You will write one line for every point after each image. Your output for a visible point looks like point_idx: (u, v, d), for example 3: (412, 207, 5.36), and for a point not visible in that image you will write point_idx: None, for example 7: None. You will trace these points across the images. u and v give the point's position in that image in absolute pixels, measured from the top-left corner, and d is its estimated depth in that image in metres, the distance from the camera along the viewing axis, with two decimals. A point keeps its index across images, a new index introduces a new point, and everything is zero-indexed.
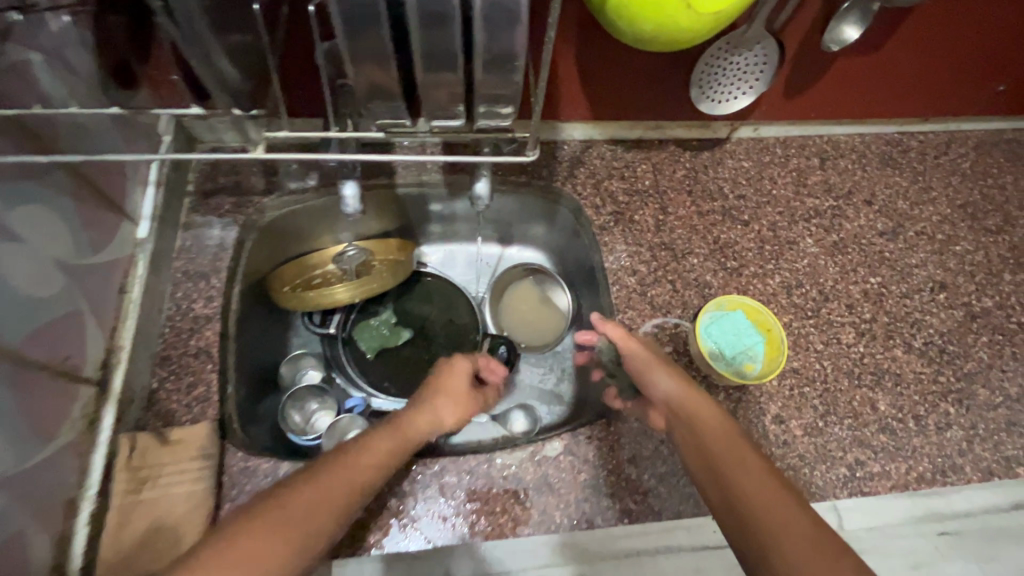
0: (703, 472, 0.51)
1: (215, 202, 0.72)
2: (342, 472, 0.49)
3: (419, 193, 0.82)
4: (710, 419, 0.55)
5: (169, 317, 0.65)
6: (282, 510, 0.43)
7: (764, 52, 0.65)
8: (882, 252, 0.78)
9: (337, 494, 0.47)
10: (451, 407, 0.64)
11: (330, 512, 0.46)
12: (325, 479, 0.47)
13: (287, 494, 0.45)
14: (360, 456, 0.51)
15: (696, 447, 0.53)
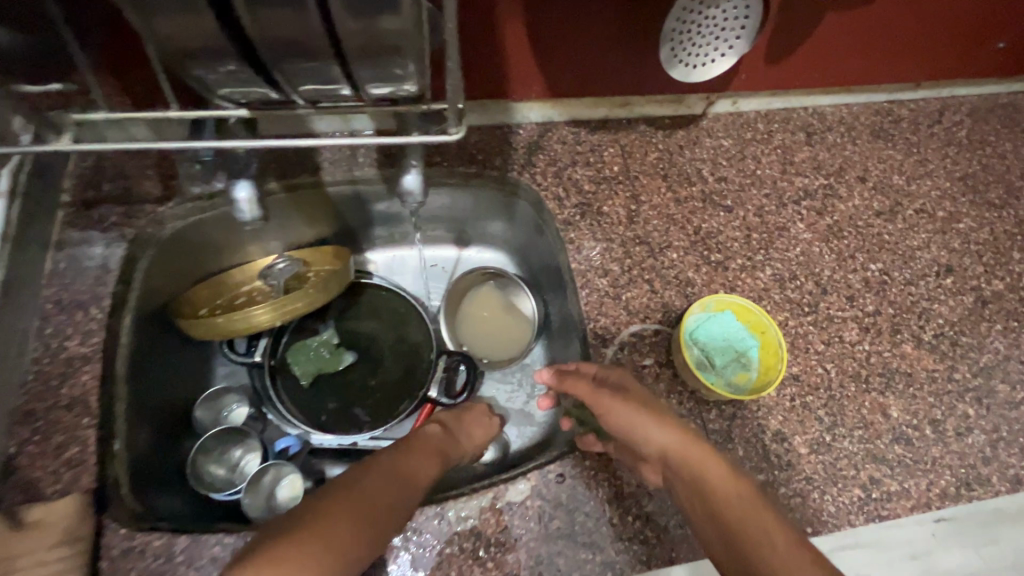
0: (727, 557, 0.39)
1: (98, 214, 0.59)
2: (388, 489, 0.42)
3: (354, 191, 0.70)
4: (722, 480, 0.43)
5: (35, 360, 0.53)
6: (336, 521, 0.36)
7: (745, 1, 0.54)
8: (881, 235, 0.70)
9: (384, 514, 0.40)
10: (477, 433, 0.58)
11: (377, 532, 0.38)
12: (378, 497, 0.40)
13: (336, 505, 0.38)
14: (406, 476, 0.44)
15: (711, 521, 0.41)
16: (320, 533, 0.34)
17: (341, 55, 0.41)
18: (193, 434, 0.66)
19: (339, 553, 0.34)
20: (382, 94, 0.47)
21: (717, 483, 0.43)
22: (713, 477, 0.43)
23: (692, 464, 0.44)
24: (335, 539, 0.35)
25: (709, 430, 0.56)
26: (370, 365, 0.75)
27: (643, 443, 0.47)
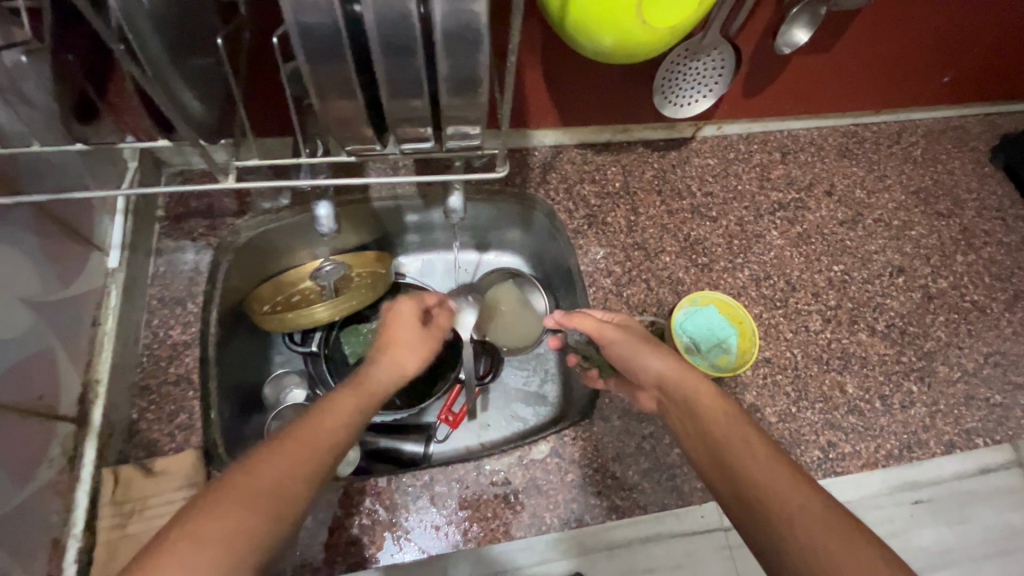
0: (705, 455, 0.51)
1: (188, 227, 0.71)
2: (296, 451, 0.43)
3: (395, 205, 0.82)
4: (708, 400, 0.54)
5: (146, 345, 0.64)
6: (229, 505, 0.38)
7: (721, 57, 0.67)
8: (844, 241, 0.82)
9: (292, 474, 0.42)
10: (416, 350, 0.60)
11: (290, 491, 0.41)
12: (279, 461, 0.42)
13: (225, 494, 0.38)
14: (320, 424, 0.46)
15: (694, 431, 0.53)
16: (209, 525, 0.36)
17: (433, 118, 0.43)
18: (260, 411, 0.77)
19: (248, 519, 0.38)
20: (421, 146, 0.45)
21: (703, 402, 0.54)
22: (700, 398, 0.55)
23: (683, 388, 0.56)
24: (220, 528, 0.36)
25: None
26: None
27: (643, 370, 0.59)
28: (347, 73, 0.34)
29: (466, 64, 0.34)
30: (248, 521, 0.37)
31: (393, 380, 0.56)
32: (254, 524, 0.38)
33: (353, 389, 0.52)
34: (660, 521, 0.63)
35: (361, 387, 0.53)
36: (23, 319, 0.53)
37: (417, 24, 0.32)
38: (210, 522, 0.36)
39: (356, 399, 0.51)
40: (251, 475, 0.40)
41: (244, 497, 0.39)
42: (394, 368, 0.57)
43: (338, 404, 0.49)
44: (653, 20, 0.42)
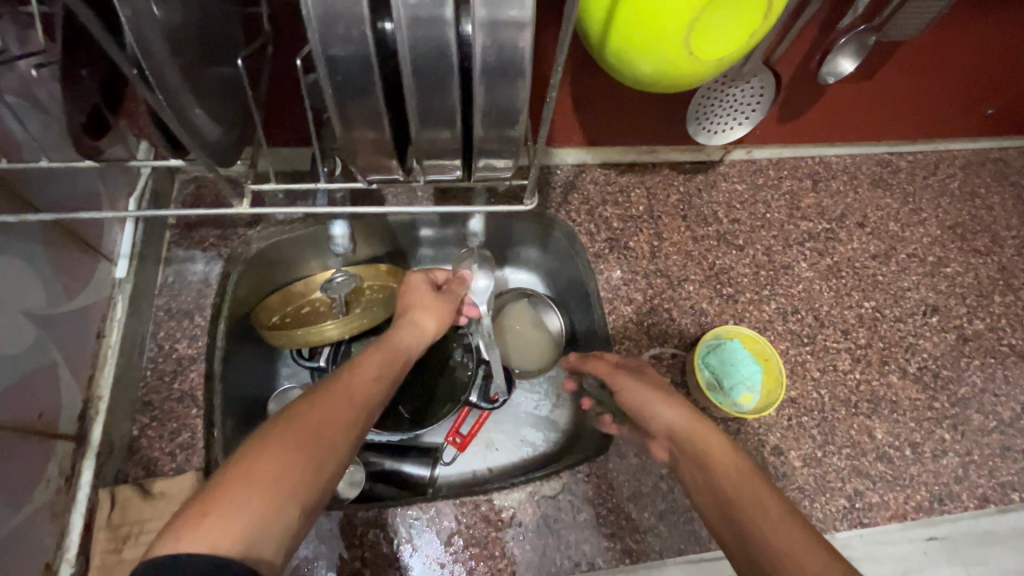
0: (718, 518, 0.47)
1: (199, 236, 0.69)
2: (336, 399, 0.45)
3: (411, 220, 0.80)
4: (720, 454, 0.51)
5: (151, 359, 0.62)
6: (278, 446, 0.39)
7: (760, 83, 0.64)
8: (876, 276, 0.78)
9: (334, 418, 0.43)
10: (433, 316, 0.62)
11: (333, 434, 0.42)
12: (320, 408, 0.43)
13: (279, 432, 0.40)
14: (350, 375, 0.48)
15: (706, 488, 0.49)
16: (264, 458, 0.38)
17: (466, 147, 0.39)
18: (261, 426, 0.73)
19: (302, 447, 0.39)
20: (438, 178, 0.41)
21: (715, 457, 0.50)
22: (711, 451, 0.51)
23: (695, 440, 0.53)
24: (280, 460, 0.38)
25: None
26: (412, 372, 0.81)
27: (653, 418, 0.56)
28: (375, 104, 0.32)
29: (504, 96, 0.31)
30: (297, 459, 0.39)
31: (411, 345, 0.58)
32: (305, 458, 0.39)
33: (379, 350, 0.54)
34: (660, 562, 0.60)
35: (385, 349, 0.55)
36: (27, 335, 0.52)
37: (453, 51, 0.29)
38: (266, 456, 0.38)
39: (382, 356, 0.53)
40: (294, 420, 0.41)
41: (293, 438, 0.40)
42: (412, 332, 0.59)
43: (366, 361, 0.51)
44: (699, 52, 0.39)
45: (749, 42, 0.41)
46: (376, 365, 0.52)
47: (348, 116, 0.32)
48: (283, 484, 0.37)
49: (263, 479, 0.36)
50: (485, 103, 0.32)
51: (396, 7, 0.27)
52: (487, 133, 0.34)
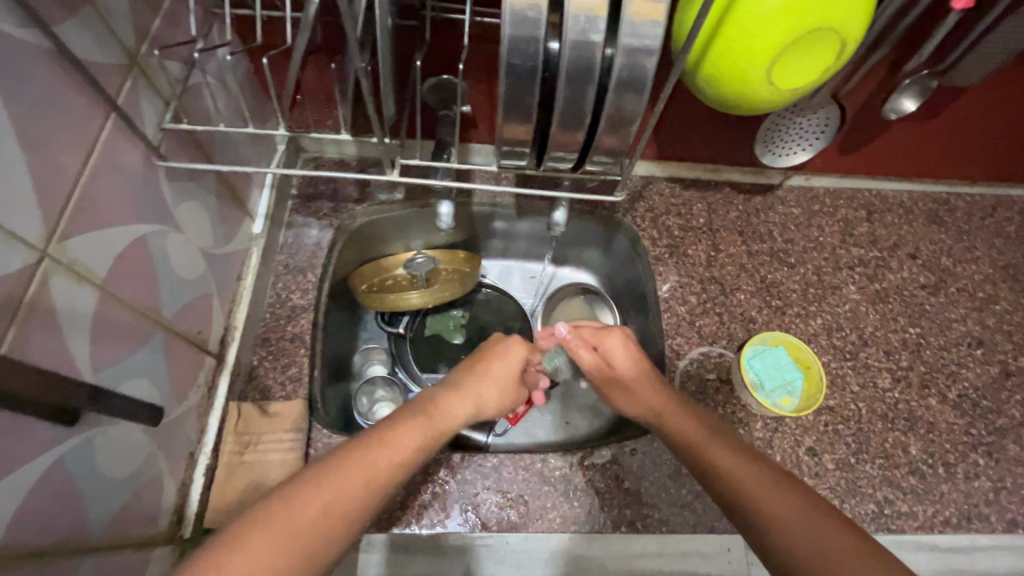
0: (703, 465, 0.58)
1: (315, 206, 0.79)
2: (347, 479, 0.45)
3: (490, 212, 0.86)
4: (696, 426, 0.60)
5: (270, 305, 0.73)
6: (268, 532, 0.40)
7: (826, 116, 0.71)
8: (923, 305, 0.83)
9: (337, 506, 0.44)
10: (495, 386, 0.63)
11: (328, 525, 0.43)
12: (324, 494, 0.44)
13: (270, 524, 0.41)
14: (374, 451, 0.48)
15: (682, 446, 0.59)
16: (248, 548, 0.39)
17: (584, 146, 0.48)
18: (348, 377, 0.83)
19: (297, 543, 0.41)
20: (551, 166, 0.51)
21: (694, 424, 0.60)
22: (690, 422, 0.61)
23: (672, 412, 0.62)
24: (261, 551, 0.39)
25: (755, 436, 0.71)
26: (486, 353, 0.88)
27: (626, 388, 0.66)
28: (529, 100, 0.40)
29: (629, 105, 0.40)
30: (277, 549, 0.40)
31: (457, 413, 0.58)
32: (292, 551, 0.40)
33: (418, 416, 0.54)
34: (686, 558, 0.66)
35: (429, 417, 0.55)
36: (199, 267, 0.60)
37: (596, 68, 0.38)
38: (251, 544, 0.39)
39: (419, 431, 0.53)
40: (296, 505, 0.42)
41: (283, 528, 0.41)
42: (470, 401, 0.60)
43: (401, 434, 0.51)
44: (779, 82, 0.48)
45: (819, 76, 0.49)
46: (409, 439, 0.52)
47: (508, 107, 0.41)
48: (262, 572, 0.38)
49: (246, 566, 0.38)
50: (612, 107, 0.40)
51: (564, 32, 0.37)
52: (605, 133, 0.43)
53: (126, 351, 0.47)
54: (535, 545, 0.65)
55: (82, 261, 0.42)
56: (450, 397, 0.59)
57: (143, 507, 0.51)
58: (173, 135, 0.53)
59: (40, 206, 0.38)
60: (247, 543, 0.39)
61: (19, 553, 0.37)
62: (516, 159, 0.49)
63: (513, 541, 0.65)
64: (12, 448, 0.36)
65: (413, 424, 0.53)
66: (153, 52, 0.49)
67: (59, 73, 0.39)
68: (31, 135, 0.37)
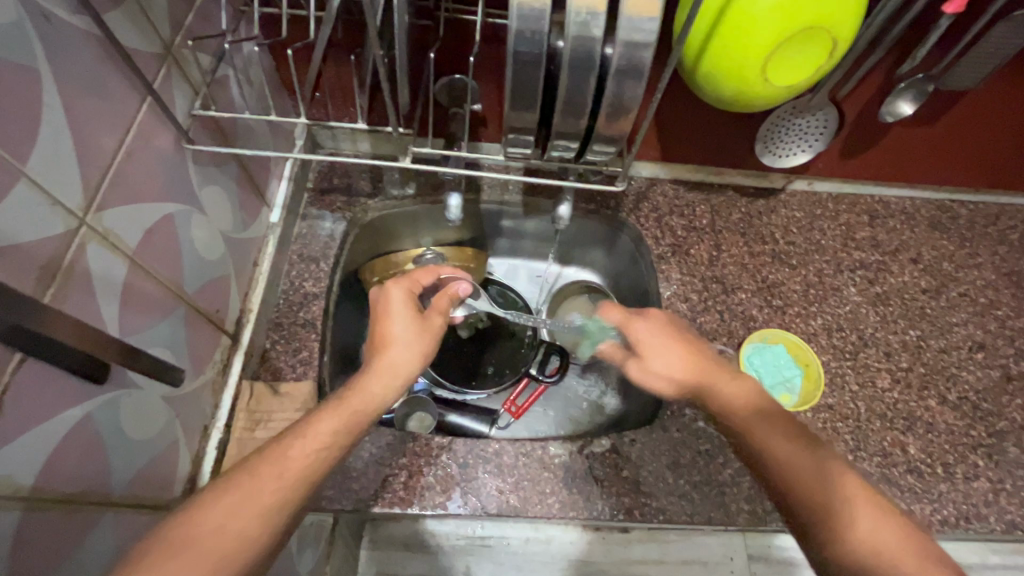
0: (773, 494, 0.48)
1: (329, 199, 0.81)
2: (251, 486, 0.41)
3: (498, 210, 0.88)
4: (790, 457, 0.48)
5: (284, 291, 0.75)
6: (166, 556, 0.37)
7: (825, 117, 0.74)
8: (924, 308, 0.83)
9: (241, 512, 0.40)
10: (405, 344, 0.54)
11: (238, 531, 0.39)
12: (224, 501, 0.40)
13: (161, 543, 0.38)
14: (280, 452, 0.44)
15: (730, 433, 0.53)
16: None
17: (590, 133, 0.50)
18: (355, 368, 0.83)
19: (202, 550, 0.38)
20: (557, 154, 0.53)
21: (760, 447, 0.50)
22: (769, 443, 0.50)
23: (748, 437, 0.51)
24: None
25: None
26: (490, 352, 0.88)
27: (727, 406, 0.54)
28: (533, 87, 0.43)
29: (628, 92, 0.42)
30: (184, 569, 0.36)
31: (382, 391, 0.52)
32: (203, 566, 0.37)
33: (333, 408, 0.48)
34: (688, 565, 0.75)
35: (345, 403, 0.49)
36: (219, 248, 0.63)
37: (597, 59, 0.41)
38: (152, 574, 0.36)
39: (336, 419, 0.47)
40: (191, 520, 0.39)
41: (180, 545, 0.38)
42: (388, 374, 0.52)
43: (314, 428, 0.46)
44: (774, 79, 0.50)
45: (815, 73, 0.51)
46: (320, 428, 0.46)
47: (514, 92, 0.43)
48: None
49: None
50: (612, 93, 0.43)
51: (566, 25, 0.39)
52: (607, 119, 0.45)
53: (150, 320, 0.50)
54: (534, 548, 0.74)
55: (113, 231, 0.45)
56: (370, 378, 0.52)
57: (158, 473, 0.53)
58: (200, 120, 0.56)
59: (81, 177, 0.41)
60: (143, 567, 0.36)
61: (47, 496, 0.39)
62: (523, 144, 0.51)
63: (513, 544, 0.74)
64: (46, 399, 0.39)
65: (330, 415, 0.48)
66: (186, 43, 0.52)
67: (103, 57, 0.43)
68: (76, 113, 0.41)
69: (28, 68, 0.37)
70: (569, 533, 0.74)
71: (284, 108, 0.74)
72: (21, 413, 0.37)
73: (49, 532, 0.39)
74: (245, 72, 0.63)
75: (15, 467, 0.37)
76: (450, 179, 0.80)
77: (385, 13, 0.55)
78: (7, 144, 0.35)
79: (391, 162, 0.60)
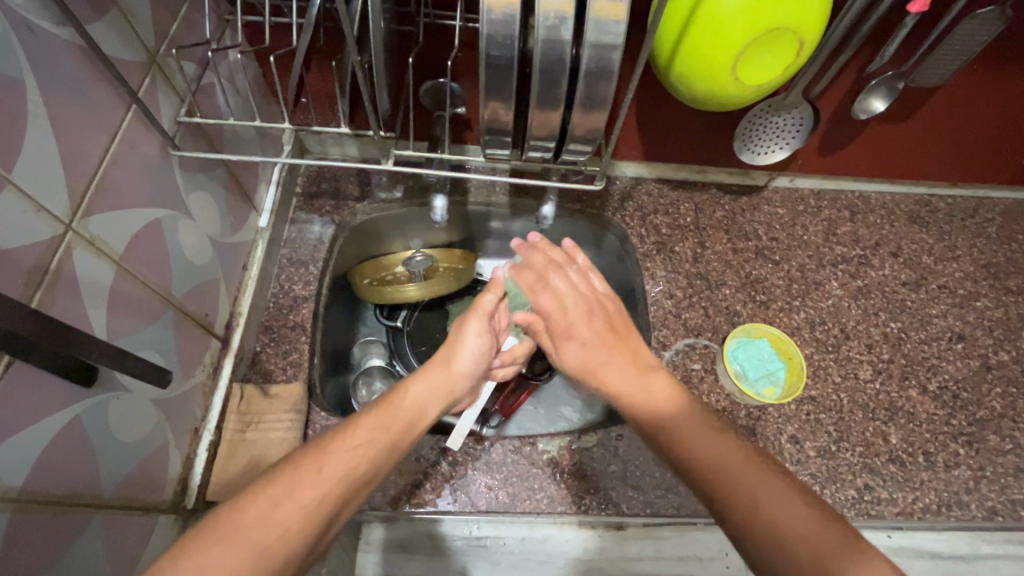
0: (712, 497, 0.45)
1: (318, 203, 0.82)
2: (320, 483, 0.44)
3: (485, 211, 0.89)
4: (702, 451, 0.46)
5: (274, 295, 0.76)
6: (211, 542, 0.37)
7: (800, 115, 0.75)
8: (904, 301, 0.85)
9: (287, 503, 0.41)
10: (466, 359, 0.65)
11: (309, 528, 0.41)
12: (270, 492, 0.42)
13: (231, 529, 0.39)
14: (346, 452, 0.47)
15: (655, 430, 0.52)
16: (200, 558, 0.36)
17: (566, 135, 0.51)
18: (346, 370, 0.84)
19: (274, 542, 0.39)
20: (535, 155, 0.54)
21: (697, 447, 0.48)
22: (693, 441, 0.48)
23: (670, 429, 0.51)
24: (221, 561, 0.37)
25: (739, 424, 0.73)
26: None
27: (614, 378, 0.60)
28: (508, 90, 0.44)
29: (599, 94, 0.44)
30: (249, 560, 0.37)
31: (424, 399, 0.59)
32: (268, 559, 0.38)
33: (378, 414, 0.53)
34: (684, 562, 0.73)
35: (398, 414, 0.55)
36: (207, 253, 0.64)
37: (567, 62, 0.42)
38: (200, 558, 0.36)
39: (391, 427, 0.52)
40: (254, 513, 0.40)
41: (249, 538, 0.38)
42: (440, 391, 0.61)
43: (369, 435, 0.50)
44: (744, 78, 0.51)
45: (785, 72, 0.53)
46: (377, 437, 0.51)
47: (491, 93, 0.44)
48: None
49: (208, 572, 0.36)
50: (584, 95, 0.44)
51: (536, 29, 0.40)
52: (581, 120, 0.47)
53: (138, 324, 0.51)
54: (531, 548, 0.72)
55: (101, 237, 0.46)
56: (415, 386, 0.59)
57: (149, 474, 0.54)
58: (186, 127, 0.57)
59: (67, 184, 0.42)
60: (220, 552, 0.37)
61: (37, 497, 0.40)
62: (502, 145, 0.52)
63: (510, 545, 0.72)
64: (35, 402, 0.40)
65: (377, 424, 0.52)
66: (171, 52, 0.53)
67: (87, 66, 0.44)
68: (61, 121, 0.42)
69: (13, 78, 0.37)
70: (568, 529, 0.73)
71: (271, 115, 0.75)
72: (10, 415, 0.38)
73: (41, 531, 0.40)
74: (230, 79, 0.65)
75: (5, 468, 0.37)
76: (437, 181, 0.81)
77: (365, 19, 0.56)
78: None
79: (375, 165, 0.61)
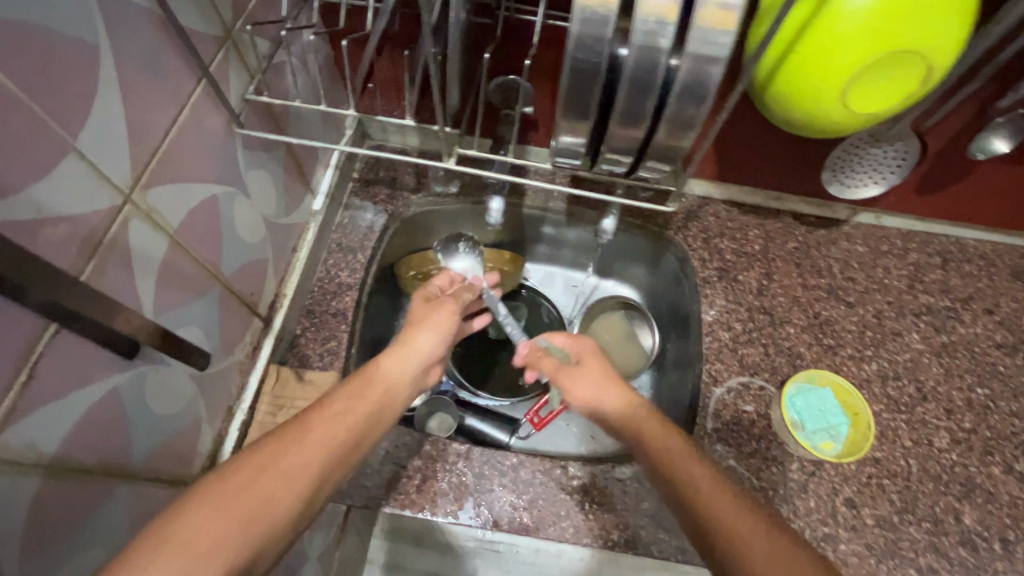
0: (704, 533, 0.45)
1: (373, 191, 0.81)
2: (303, 454, 0.42)
3: (540, 216, 0.86)
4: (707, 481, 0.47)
5: (319, 279, 0.75)
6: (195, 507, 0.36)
7: (905, 148, 0.69)
8: (996, 365, 0.75)
9: (270, 471, 0.40)
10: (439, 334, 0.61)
11: (291, 499, 0.40)
12: (252, 462, 0.40)
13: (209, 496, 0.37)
14: (324, 425, 0.46)
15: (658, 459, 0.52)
16: (180, 523, 0.35)
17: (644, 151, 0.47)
18: None
19: (255, 510, 0.38)
20: (607, 168, 0.50)
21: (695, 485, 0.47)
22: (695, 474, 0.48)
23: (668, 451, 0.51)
24: (206, 528, 0.35)
25: (790, 477, 0.67)
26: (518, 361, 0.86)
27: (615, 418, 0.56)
28: (589, 97, 0.41)
29: (689, 111, 0.40)
30: (234, 526, 0.36)
31: (401, 374, 0.56)
32: (253, 526, 0.37)
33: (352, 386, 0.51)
34: None
35: (373, 387, 0.52)
36: (260, 232, 0.63)
37: (660, 74, 0.38)
38: (183, 525, 0.35)
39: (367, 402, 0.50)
40: (233, 481, 0.38)
41: (230, 506, 0.37)
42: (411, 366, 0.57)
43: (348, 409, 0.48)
44: (853, 104, 0.45)
45: (903, 100, 0.46)
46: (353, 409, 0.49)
47: (571, 99, 0.41)
48: (216, 546, 0.35)
49: (196, 540, 0.35)
50: (673, 111, 0.40)
51: (632, 33, 0.36)
52: (664, 136, 0.43)
53: (184, 299, 0.51)
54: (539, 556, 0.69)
55: (157, 210, 0.45)
56: (389, 361, 0.55)
57: (180, 447, 0.54)
58: (252, 105, 0.56)
59: (131, 155, 0.42)
60: (198, 519, 0.35)
61: (68, 465, 0.40)
62: (572, 155, 0.48)
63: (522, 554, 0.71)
64: (74, 372, 0.39)
65: (352, 397, 0.50)
66: (245, 28, 0.52)
67: (163, 38, 0.43)
68: (132, 92, 0.41)
69: (89, 45, 0.37)
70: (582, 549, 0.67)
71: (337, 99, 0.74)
72: (50, 383, 0.38)
73: (66, 501, 0.40)
74: (301, 59, 0.64)
75: (40, 435, 0.37)
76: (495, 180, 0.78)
77: (443, 7, 0.53)
78: (61, 118, 0.36)
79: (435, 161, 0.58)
